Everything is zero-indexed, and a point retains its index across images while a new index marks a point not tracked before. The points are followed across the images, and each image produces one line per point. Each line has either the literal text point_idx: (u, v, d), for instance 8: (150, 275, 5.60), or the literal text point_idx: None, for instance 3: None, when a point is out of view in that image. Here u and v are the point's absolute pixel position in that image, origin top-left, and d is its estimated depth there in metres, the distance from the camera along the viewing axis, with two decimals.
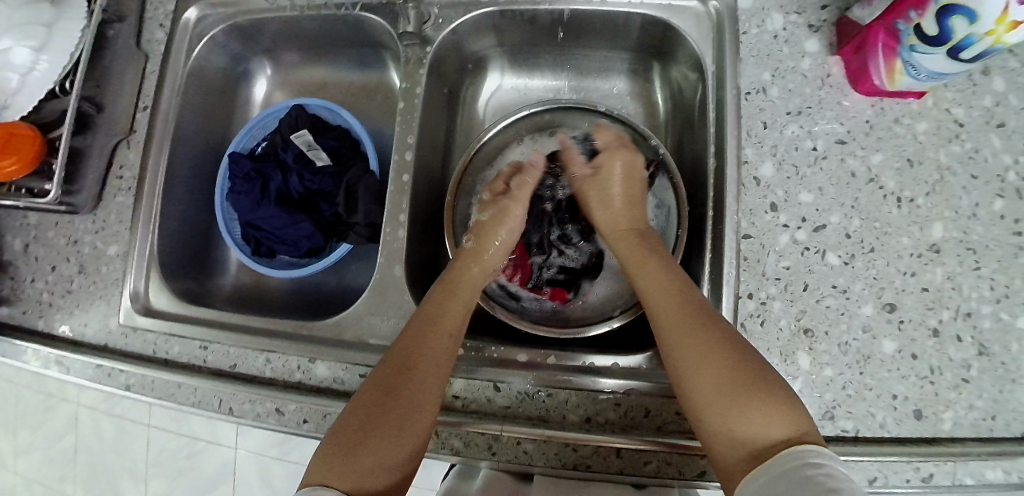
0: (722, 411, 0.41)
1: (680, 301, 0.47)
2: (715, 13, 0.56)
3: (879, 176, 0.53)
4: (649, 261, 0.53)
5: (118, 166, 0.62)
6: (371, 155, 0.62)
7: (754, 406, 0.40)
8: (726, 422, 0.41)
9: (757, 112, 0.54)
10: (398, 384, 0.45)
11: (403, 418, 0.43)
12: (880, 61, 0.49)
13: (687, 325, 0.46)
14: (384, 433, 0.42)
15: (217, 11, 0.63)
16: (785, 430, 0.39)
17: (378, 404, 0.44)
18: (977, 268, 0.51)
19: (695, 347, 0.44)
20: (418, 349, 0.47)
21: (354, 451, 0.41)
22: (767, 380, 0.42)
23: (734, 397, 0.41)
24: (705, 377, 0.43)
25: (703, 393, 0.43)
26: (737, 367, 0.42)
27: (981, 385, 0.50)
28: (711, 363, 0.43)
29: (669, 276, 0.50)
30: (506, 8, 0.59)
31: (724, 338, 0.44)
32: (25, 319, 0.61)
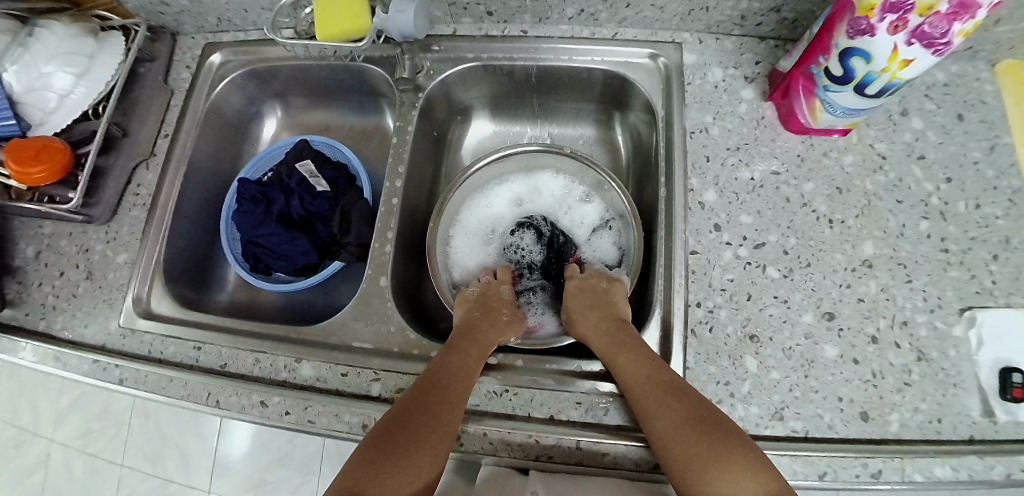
0: (704, 483, 0.42)
1: (651, 377, 0.49)
2: (664, 69, 0.65)
3: (811, 202, 0.59)
4: (621, 345, 0.53)
5: (136, 184, 0.68)
6: (365, 186, 0.69)
7: (728, 476, 0.42)
8: (709, 492, 0.42)
9: (701, 147, 0.61)
10: (420, 416, 0.47)
11: (423, 454, 0.45)
12: (803, 101, 0.57)
13: (661, 400, 0.47)
14: (403, 461, 0.44)
15: (239, 58, 0.72)
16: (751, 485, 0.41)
17: (393, 434, 0.45)
18: (908, 281, 0.56)
19: (670, 423, 0.46)
20: (440, 385, 0.50)
21: (377, 475, 0.42)
22: (742, 447, 0.43)
23: (712, 467, 0.43)
24: (683, 452, 0.44)
25: (686, 468, 0.44)
26: (716, 439, 0.44)
27: (924, 389, 0.54)
28: (688, 436, 0.45)
29: (637, 352, 0.52)
30: (488, 63, 0.67)
31: (698, 408, 0.47)
32: (27, 321, 0.65)
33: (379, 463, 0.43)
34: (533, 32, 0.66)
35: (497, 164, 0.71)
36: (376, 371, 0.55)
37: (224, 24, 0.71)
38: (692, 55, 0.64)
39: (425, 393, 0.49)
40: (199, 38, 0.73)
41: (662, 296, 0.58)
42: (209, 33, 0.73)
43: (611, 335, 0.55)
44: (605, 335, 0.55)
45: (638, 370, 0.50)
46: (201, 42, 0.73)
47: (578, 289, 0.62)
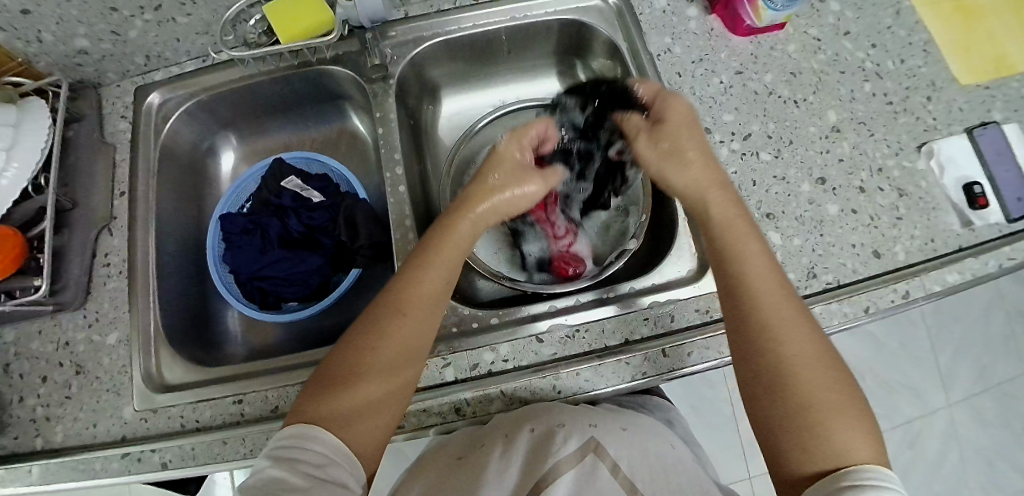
0: (812, 425, 0.40)
1: (788, 300, 0.45)
2: (615, 6, 0.70)
3: (776, 89, 0.66)
4: (743, 238, 0.48)
5: (103, 255, 0.60)
6: (358, 186, 0.64)
7: (842, 431, 0.39)
8: (816, 435, 0.40)
9: (671, 66, 0.67)
10: (380, 343, 0.45)
11: (382, 384, 0.44)
12: (747, 5, 0.64)
13: (790, 320, 0.44)
14: (365, 390, 0.43)
15: (178, 93, 0.65)
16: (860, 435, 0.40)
17: (347, 378, 0.44)
18: (872, 134, 0.65)
19: (800, 352, 0.42)
20: (408, 314, 0.47)
21: (333, 405, 0.43)
22: (858, 406, 0.41)
23: (829, 418, 0.40)
24: (812, 365, 0.42)
25: (796, 398, 0.41)
26: (835, 384, 0.41)
27: (912, 219, 0.61)
28: (817, 370, 0.42)
29: (762, 246, 0.48)
30: (449, 38, 0.67)
31: (823, 347, 0.43)
32: (18, 444, 0.56)
33: (333, 405, 0.43)
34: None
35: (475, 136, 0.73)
36: (445, 356, 0.53)
37: (153, 61, 0.64)
38: None
39: (386, 320, 0.46)
40: (124, 84, 0.65)
41: (679, 203, 0.61)
42: (134, 76, 0.65)
43: (734, 225, 0.49)
44: (727, 223, 0.49)
45: (773, 284, 0.46)
46: (129, 89, 0.65)
47: (659, 129, 0.53)
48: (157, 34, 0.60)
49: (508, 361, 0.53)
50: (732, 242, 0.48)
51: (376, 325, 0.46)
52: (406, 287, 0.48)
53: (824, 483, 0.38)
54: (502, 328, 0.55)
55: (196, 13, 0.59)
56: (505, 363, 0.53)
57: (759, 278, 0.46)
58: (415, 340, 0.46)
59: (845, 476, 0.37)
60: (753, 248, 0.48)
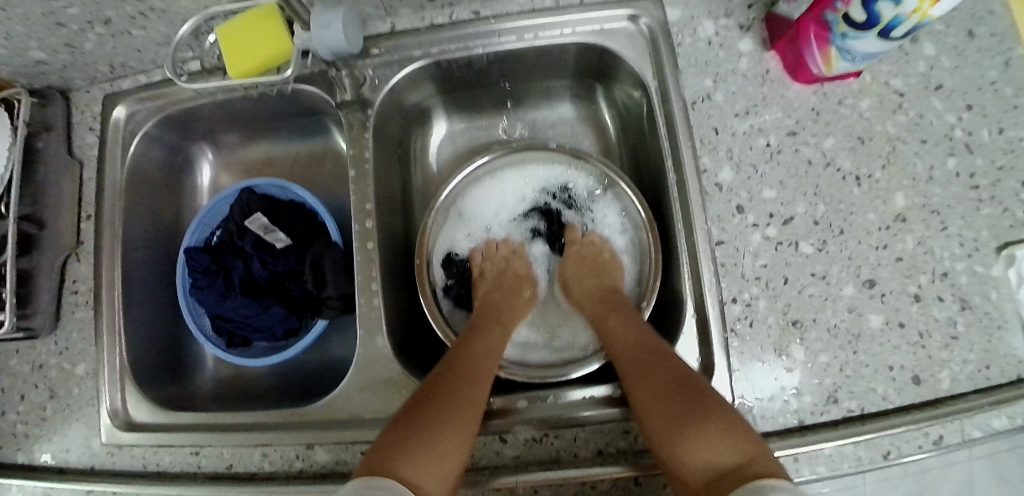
0: (672, 438, 0.40)
1: (636, 334, 0.49)
2: (647, 30, 0.54)
3: (834, 159, 0.52)
4: (616, 312, 0.53)
5: (73, 280, 0.60)
6: (330, 226, 0.57)
7: (688, 435, 0.39)
8: (676, 452, 0.39)
9: (706, 118, 0.52)
10: (438, 387, 0.45)
11: (452, 419, 0.42)
12: (815, 50, 0.49)
13: (639, 360, 0.46)
14: (430, 432, 0.41)
15: (147, 105, 0.60)
16: (731, 450, 0.37)
17: (428, 414, 0.42)
18: (944, 229, 0.52)
19: (647, 378, 0.44)
20: (476, 366, 0.48)
21: (410, 450, 0.39)
22: (711, 401, 0.41)
23: (679, 424, 0.40)
24: (654, 402, 0.42)
25: (653, 423, 0.42)
26: (683, 389, 0.42)
27: (970, 339, 0.51)
28: (659, 391, 0.43)
29: (627, 319, 0.51)
30: (440, 57, 0.55)
31: (670, 363, 0.45)
32: (2, 455, 0.58)
33: (413, 440, 0.40)
34: (486, 13, 0.55)
35: (478, 174, 0.63)
36: None
37: (120, 69, 0.59)
38: (675, 10, 0.55)
39: (450, 368, 0.47)
40: (94, 91, 0.62)
41: (690, 291, 0.52)
42: (106, 83, 0.61)
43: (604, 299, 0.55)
44: (597, 299, 0.55)
45: (624, 328, 0.50)
46: (99, 96, 0.62)
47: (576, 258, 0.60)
48: (114, 46, 0.55)
49: (467, 458, 0.49)
50: (606, 312, 0.53)
51: (434, 374, 0.46)
52: (466, 348, 0.50)
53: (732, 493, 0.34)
54: None
55: (151, 25, 0.52)
56: None
57: (618, 334, 0.50)
58: (483, 385, 0.47)
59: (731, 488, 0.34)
60: (612, 312, 0.53)
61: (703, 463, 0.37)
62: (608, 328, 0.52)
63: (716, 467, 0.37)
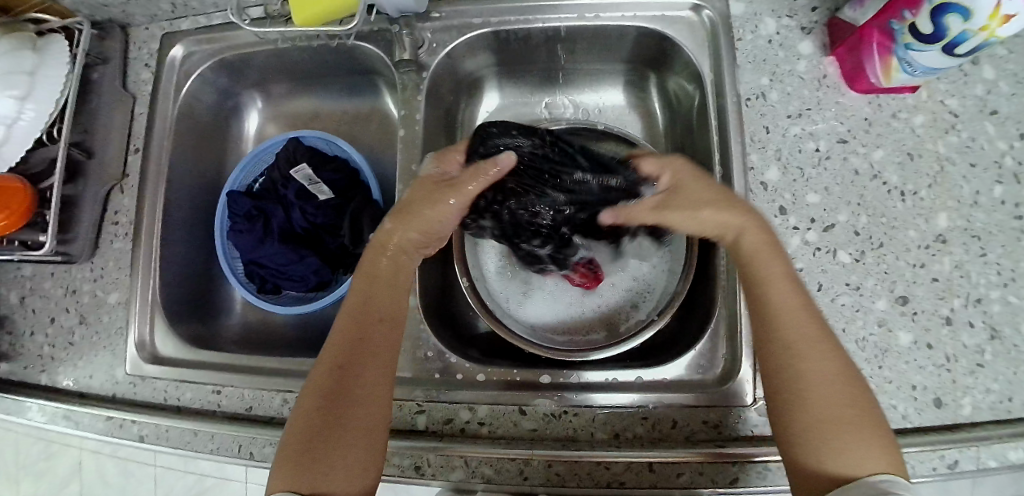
0: (832, 444, 0.37)
1: (793, 304, 0.41)
2: (709, 22, 0.54)
3: (882, 172, 0.52)
4: (776, 260, 0.43)
5: (113, 211, 0.61)
6: (372, 183, 0.58)
7: (859, 442, 0.36)
8: (825, 456, 0.37)
9: (759, 116, 0.53)
10: (348, 379, 0.42)
11: (363, 420, 0.41)
12: (876, 59, 0.49)
13: (806, 338, 0.40)
14: (345, 443, 0.40)
15: (203, 47, 0.61)
16: (878, 459, 0.36)
17: (319, 431, 0.40)
18: (983, 255, 0.51)
19: (816, 376, 0.39)
20: (355, 353, 0.43)
21: (311, 467, 0.38)
22: (870, 411, 0.38)
23: (830, 434, 0.37)
24: (829, 392, 0.38)
25: (801, 420, 0.38)
26: (845, 393, 0.39)
27: (995, 369, 0.50)
28: (835, 394, 0.38)
29: (788, 276, 0.42)
30: (500, 27, 0.55)
31: (837, 360, 0.40)
32: (27, 375, 0.60)
33: (314, 462, 0.38)
34: None
35: None
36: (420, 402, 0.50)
37: (181, 9, 0.60)
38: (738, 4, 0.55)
39: (351, 354, 0.43)
40: (152, 28, 0.63)
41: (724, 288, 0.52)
42: (164, 22, 0.62)
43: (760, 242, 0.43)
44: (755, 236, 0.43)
45: (791, 299, 0.41)
46: (157, 34, 0.63)
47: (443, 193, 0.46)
48: None
49: (484, 426, 0.49)
50: (755, 276, 0.43)
51: (339, 366, 0.42)
52: (363, 334, 0.44)
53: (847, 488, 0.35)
54: (487, 386, 0.51)
55: None
56: (479, 427, 0.49)
57: (784, 307, 0.41)
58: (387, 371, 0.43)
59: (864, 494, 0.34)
60: (782, 273, 0.42)
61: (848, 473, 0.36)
62: (768, 300, 0.42)
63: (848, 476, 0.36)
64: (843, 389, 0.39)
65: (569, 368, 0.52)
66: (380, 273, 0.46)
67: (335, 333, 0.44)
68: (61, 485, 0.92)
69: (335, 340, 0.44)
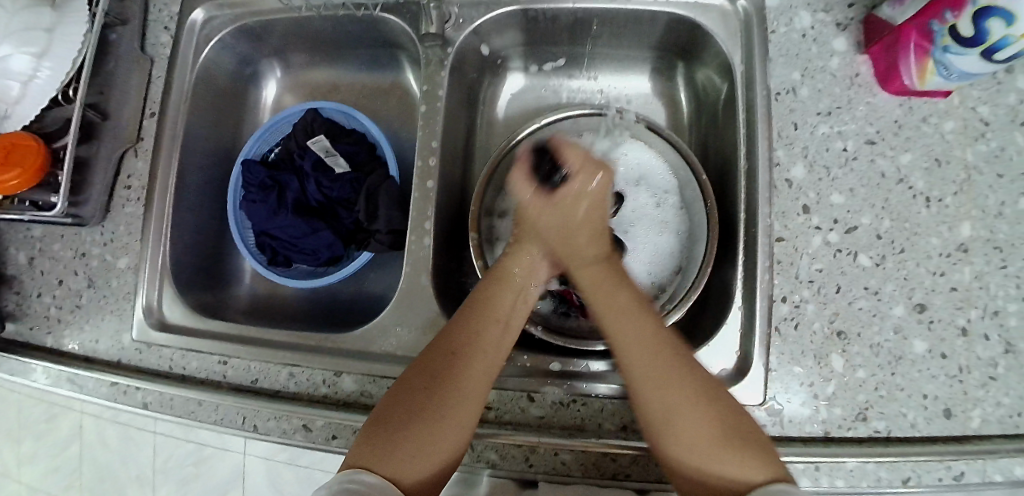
0: (706, 455, 0.39)
1: (650, 325, 0.43)
2: (743, 13, 0.53)
3: (908, 177, 0.51)
4: (615, 288, 0.46)
5: (126, 175, 0.60)
6: (390, 159, 0.57)
7: (733, 457, 0.38)
8: (714, 468, 0.38)
9: (788, 112, 0.52)
10: (452, 375, 0.42)
11: (457, 416, 0.41)
12: (912, 60, 0.48)
13: (654, 358, 0.42)
14: (429, 431, 0.40)
15: (225, 12, 0.60)
16: (756, 467, 0.37)
17: (413, 411, 0.41)
18: (1004, 267, 0.51)
19: (646, 386, 0.41)
20: (460, 342, 0.44)
21: (392, 447, 0.39)
22: (737, 421, 0.40)
23: (712, 445, 0.39)
24: (662, 407, 0.40)
25: (669, 435, 0.40)
26: (705, 408, 0.40)
27: (1009, 382, 0.50)
28: (685, 408, 0.40)
29: (634, 299, 0.45)
30: (529, 7, 0.54)
31: (692, 376, 0.41)
32: (34, 335, 0.60)
33: (398, 440, 0.39)
34: None
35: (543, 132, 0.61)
36: None
37: None
38: None
39: (457, 353, 0.43)
40: None
41: (740, 285, 0.52)
42: None
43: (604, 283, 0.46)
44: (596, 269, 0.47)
45: (634, 327, 0.43)
46: None
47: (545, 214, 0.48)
48: None
49: (491, 411, 0.49)
50: (608, 296, 0.46)
51: (448, 352, 0.43)
52: (474, 329, 0.45)
53: None
54: (496, 371, 0.50)
55: None
56: (486, 411, 0.49)
57: (623, 328, 0.43)
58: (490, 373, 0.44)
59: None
60: (631, 298, 0.45)
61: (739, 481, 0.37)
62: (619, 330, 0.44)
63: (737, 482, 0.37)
64: (701, 400, 0.40)
65: (580, 358, 0.52)
66: (492, 301, 0.47)
67: (460, 317, 0.46)
68: (61, 446, 0.92)
69: (456, 324, 0.45)
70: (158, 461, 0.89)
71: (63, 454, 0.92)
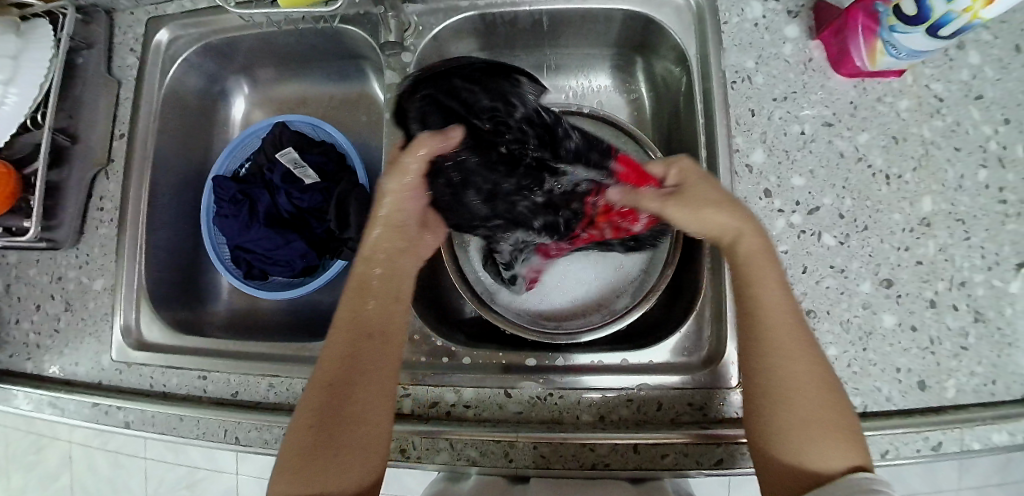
0: (795, 436, 0.39)
1: (785, 315, 0.42)
2: (696, 6, 0.54)
3: (867, 155, 0.52)
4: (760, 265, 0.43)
5: (99, 197, 0.61)
6: (359, 168, 0.58)
7: (836, 445, 0.38)
8: (812, 446, 0.38)
9: (745, 99, 0.53)
10: (352, 388, 0.42)
11: (369, 426, 0.42)
12: (861, 42, 0.49)
13: (788, 338, 0.41)
14: (347, 444, 0.41)
15: (188, 32, 0.60)
16: (851, 459, 0.38)
17: (318, 436, 0.40)
18: (967, 238, 0.52)
19: (781, 356, 0.41)
20: (352, 356, 0.43)
21: (315, 469, 0.39)
22: (836, 412, 0.40)
23: (827, 433, 0.39)
24: (800, 390, 0.40)
25: (800, 430, 0.39)
26: (815, 382, 0.40)
27: (979, 352, 0.50)
28: (817, 392, 0.40)
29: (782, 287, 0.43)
30: (486, 11, 0.55)
31: (812, 352, 0.41)
32: (14, 363, 0.59)
33: (318, 466, 0.40)
34: None
35: None
36: (406, 386, 0.50)
37: None
38: None
39: (351, 363, 0.43)
40: (137, 13, 0.62)
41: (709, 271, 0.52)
42: (150, 7, 0.62)
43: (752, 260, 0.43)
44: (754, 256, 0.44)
45: (775, 303, 0.42)
46: (143, 20, 0.62)
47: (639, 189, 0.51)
48: None
49: (470, 410, 0.49)
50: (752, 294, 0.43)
51: (338, 371, 0.42)
52: (357, 344, 0.44)
53: (835, 483, 0.37)
54: (473, 369, 0.51)
55: None
56: (465, 410, 0.49)
57: (770, 309, 0.42)
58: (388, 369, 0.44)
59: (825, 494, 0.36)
60: (777, 301, 0.42)
61: (826, 469, 0.38)
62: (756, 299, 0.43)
63: (822, 471, 0.38)
64: (824, 375, 0.41)
65: (559, 351, 0.52)
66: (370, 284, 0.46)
67: (335, 334, 0.44)
68: (52, 478, 0.91)
69: (334, 341, 0.44)
70: (152, 484, 0.89)
71: (55, 486, 0.91)
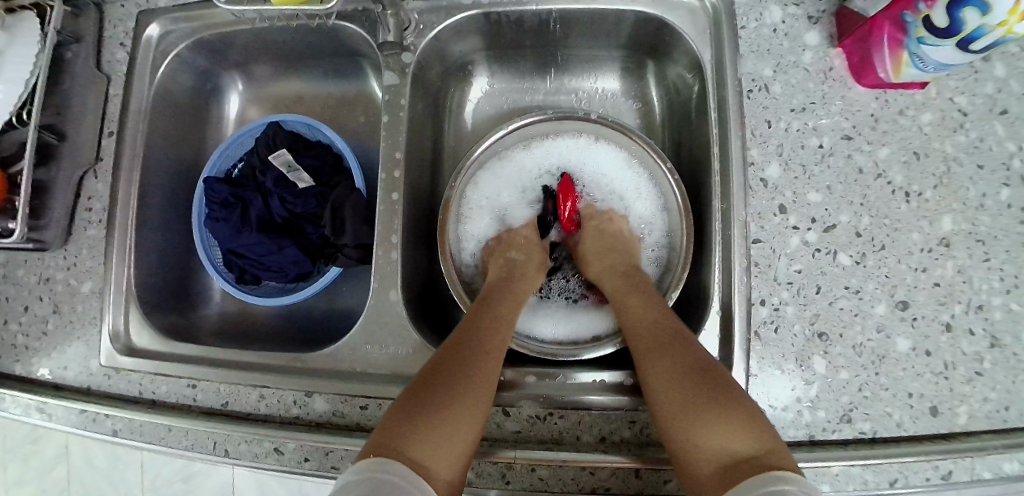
0: (688, 425, 0.39)
1: (654, 327, 0.46)
2: (711, 10, 0.52)
3: (886, 172, 0.50)
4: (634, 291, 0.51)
5: (88, 197, 0.59)
6: (356, 172, 0.56)
7: (722, 426, 0.37)
8: (699, 434, 0.38)
9: (760, 110, 0.50)
10: (462, 365, 0.42)
11: (475, 404, 0.40)
12: (886, 52, 0.47)
13: (648, 344, 0.45)
14: (457, 414, 0.39)
15: (180, 26, 0.57)
16: (751, 445, 0.36)
17: (423, 406, 0.38)
18: (987, 260, 0.49)
19: (649, 363, 0.44)
20: (457, 340, 0.44)
21: (419, 434, 0.36)
22: (723, 395, 0.39)
23: (710, 413, 0.38)
24: (672, 386, 0.41)
25: (680, 418, 0.39)
26: (677, 378, 0.41)
27: (995, 378, 0.48)
28: (676, 387, 0.41)
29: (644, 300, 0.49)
30: (491, 10, 0.52)
31: (682, 352, 0.43)
32: (1, 365, 0.58)
33: (425, 430, 0.37)
34: None
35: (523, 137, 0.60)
36: None
37: None
38: None
39: (455, 345, 0.44)
40: (128, 5, 0.60)
41: (717, 289, 0.50)
42: None
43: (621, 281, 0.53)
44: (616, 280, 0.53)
45: (640, 312, 0.48)
46: (133, 12, 0.60)
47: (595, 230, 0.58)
48: None
49: None
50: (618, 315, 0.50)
51: (451, 350, 0.43)
52: (490, 328, 0.46)
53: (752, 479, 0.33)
54: None
55: None
56: None
57: (636, 320, 0.48)
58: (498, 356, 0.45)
59: (751, 479, 0.33)
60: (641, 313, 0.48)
61: (732, 457, 0.36)
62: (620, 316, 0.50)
63: (732, 461, 0.36)
64: (694, 370, 0.41)
65: (561, 368, 0.50)
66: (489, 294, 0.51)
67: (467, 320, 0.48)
68: (47, 471, 0.91)
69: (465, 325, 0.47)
70: (147, 481, 0.88)
71: (49, 480, 0.91)
